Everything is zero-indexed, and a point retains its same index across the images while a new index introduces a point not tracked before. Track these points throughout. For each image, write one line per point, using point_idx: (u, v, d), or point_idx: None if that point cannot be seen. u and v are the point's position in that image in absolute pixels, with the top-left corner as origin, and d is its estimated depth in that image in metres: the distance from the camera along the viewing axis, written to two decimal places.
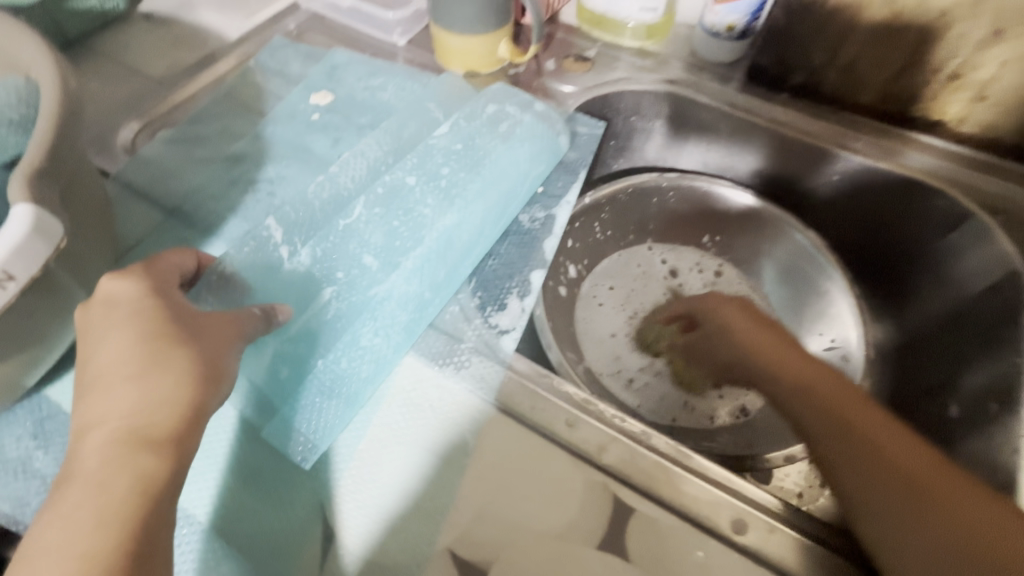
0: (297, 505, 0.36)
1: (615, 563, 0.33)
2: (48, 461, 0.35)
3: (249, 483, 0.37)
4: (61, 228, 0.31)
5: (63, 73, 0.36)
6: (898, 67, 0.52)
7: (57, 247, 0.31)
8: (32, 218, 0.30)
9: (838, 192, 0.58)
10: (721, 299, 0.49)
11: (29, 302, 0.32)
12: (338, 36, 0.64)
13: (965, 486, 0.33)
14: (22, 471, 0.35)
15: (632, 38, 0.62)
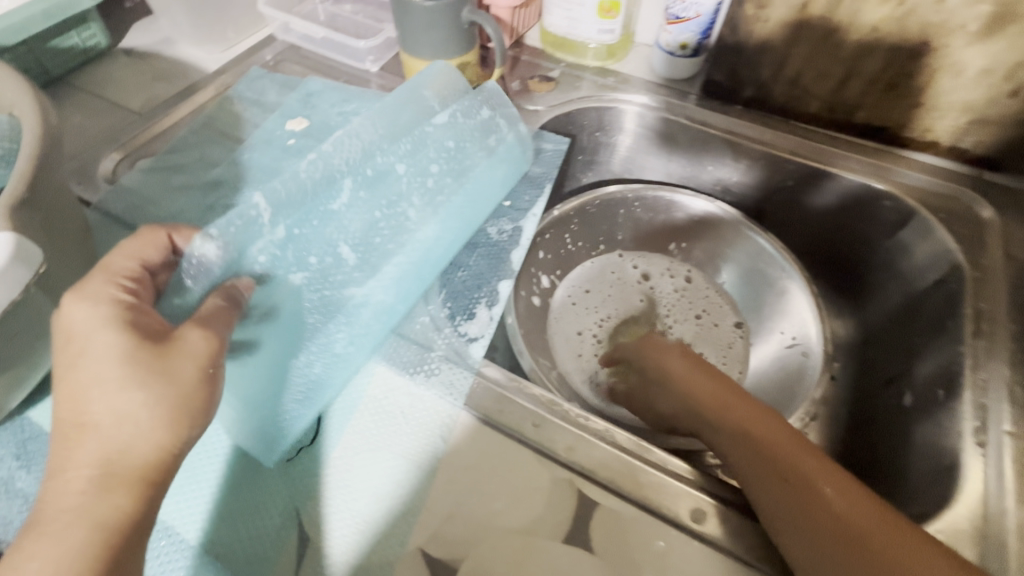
0: (261, 511, 0.36)
1: (582, 557, 0.34)
2: (31, 480, 0.36)
3: (224, 491, 0.37)
4: (41, 253, 0.32)
5: (45, 110, 0.38)
6: (839, 78, 0.55)
7: (37, 271, 0.32)
8: (12, 245, 0.31)
9: (795, 197, 0.61)
10: (663, 345, 0.48)
11: (14, 326, 0.34)
12: (314, 65, 0.68)
13: (906, 542, 0.30)
14: (4, 491, 0.36)
15: (594, 58, 0.66)
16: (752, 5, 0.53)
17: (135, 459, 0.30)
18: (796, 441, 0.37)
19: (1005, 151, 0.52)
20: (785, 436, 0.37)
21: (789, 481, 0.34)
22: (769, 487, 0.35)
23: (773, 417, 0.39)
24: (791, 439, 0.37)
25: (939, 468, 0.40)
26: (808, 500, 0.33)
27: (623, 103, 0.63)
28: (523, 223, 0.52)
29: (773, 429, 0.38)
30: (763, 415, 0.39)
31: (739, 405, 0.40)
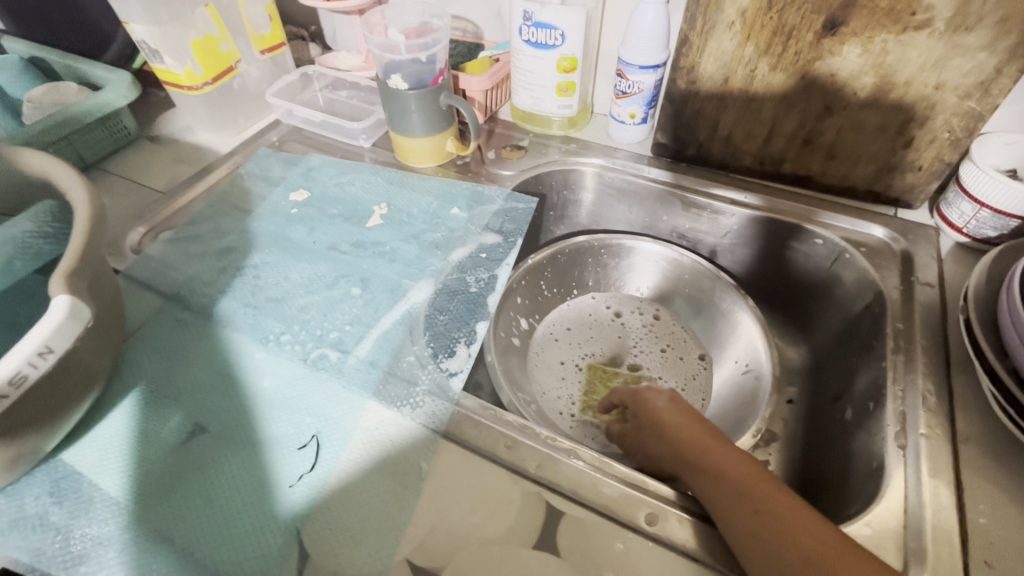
0: (266, 532, 0.40)
1: (549, 559, 0.38)
2: (63, 514, 0.41)
3: (231, 511, 0.41)
4: (88, 311, 0.38)
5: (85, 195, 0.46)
6: (765, 136, 0.64)
7: (84, 325, 0.38)
8: (68, 305, 0.37)
9: (741, 240, 0.69)
10: (654, 391, 0.50)
11: (64, 380, 0.40)
12: (314, 144, 0.77)
13: (864, 560, 0.34)
14: (39, 525, 0.40)
15: (559, 128, 0.76)
16: (684, 80, 0.64)
17: None
18: (767, 479, 0.40)
19: (910, 191, 0.61)
20: (758, 474, 0.40)
21: (761, 514, 0.37)
22: (745, 520, 0.37)
23: (746, 456, 0.42)
24: (761, 475, 0.40)
25: (872, 469, 0.46)
26: (779, 533, 0.36)
27: (584, 165, 0.72)
28: (500, 269, 0.59)
29: (747, 466, 0.41)
30: (738, 454, 0.42)
31: (714, 444, 0.44)
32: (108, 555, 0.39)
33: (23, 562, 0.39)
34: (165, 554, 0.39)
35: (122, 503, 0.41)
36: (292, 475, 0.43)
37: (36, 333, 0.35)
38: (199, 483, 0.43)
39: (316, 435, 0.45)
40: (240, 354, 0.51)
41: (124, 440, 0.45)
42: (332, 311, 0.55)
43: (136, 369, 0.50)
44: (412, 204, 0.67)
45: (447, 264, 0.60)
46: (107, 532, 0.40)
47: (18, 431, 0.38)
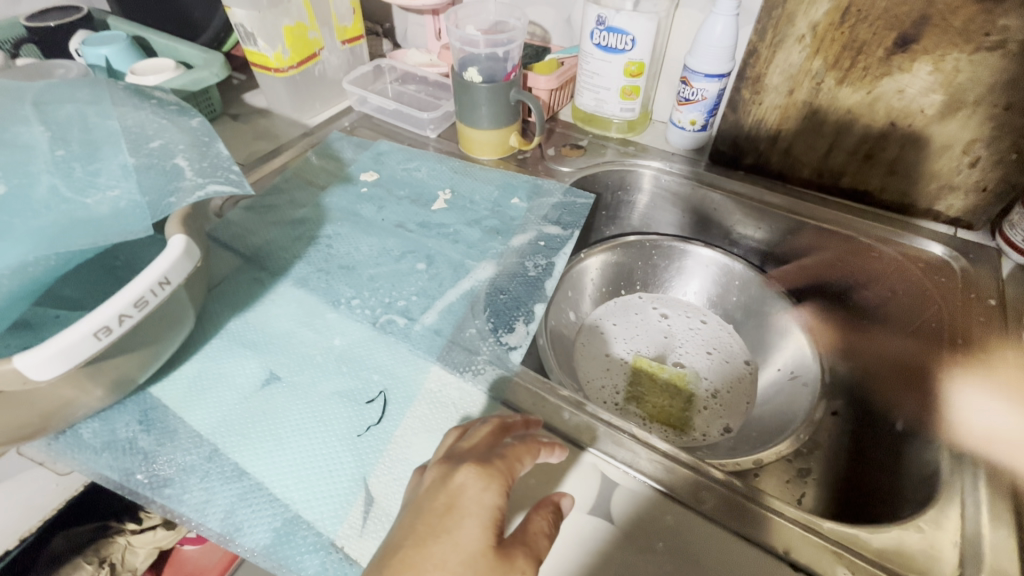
0: (334, 475, 0.43)
1: (603, 526, 0.40)
2: (150, 440, 0.44)
3: (303, 453, 0.44)
4: (199, 251, 0.42)
5: (189, 156, 0.50)
6: (825, 148, 0.65)
7: (195, 263, 0.41)
8: (183, 243, 0.41)
9: (792, 249, 0.70)
10: None
11: (160, 316, 0.43)
12: (383, 132, 0.82)
13: None
14: (129, 449, 0.44)
15: (617, 131, 0.78)
16: (748, 91, 0.66)
17: None
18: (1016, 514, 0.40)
19: (972, 212, 0.62)
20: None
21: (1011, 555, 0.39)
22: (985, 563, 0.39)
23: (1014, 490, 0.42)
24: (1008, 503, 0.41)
25: (927, 475, 0.46)
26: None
27: (642, 167, 0.74)
28: (558, 256, 0.62)
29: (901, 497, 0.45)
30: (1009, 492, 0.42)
31: None
32: (189, 482, 0.42)
33: (113, 480, 0.42)
34: (238, 488, 0.42)
35: (204, 436, 0.45)
36: (360, 426, 0.46)
37: (157, 266, 0.39)
38: (272, 426, 0.46)
39: (383, 392, 0.48)
40: (312, 314, 0.55)
41: (207, 382, 0.49)
42: (399, 282, 0.58)
43: (219, 321, 0.54)
44: (475, 192, 0.70)
45: (508, 250, 0.63)
46: (189, 461, 0.43)
47: (124, 355, 0.41)
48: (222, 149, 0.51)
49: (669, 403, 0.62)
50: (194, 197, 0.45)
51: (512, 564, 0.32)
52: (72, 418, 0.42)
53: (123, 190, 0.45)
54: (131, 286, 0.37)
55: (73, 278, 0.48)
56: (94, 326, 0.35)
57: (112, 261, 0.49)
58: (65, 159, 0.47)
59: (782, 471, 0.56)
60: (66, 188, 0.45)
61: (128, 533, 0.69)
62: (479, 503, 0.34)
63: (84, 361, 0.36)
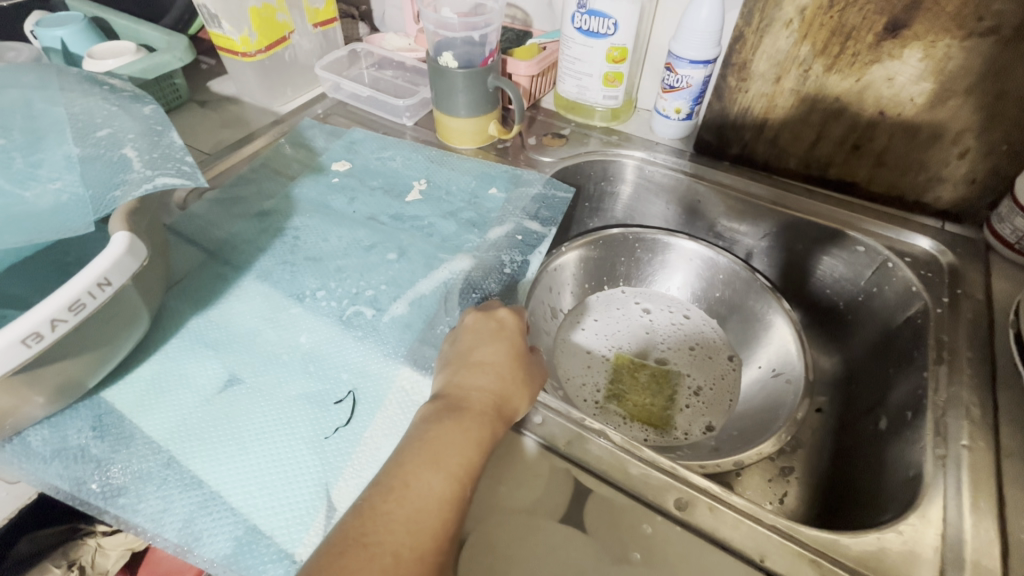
0: (299, 480, 0.41)
1: (575, 534, 0.38)
2: (104, 447, 0.42)
3: (268, 457, 0.42)
4: (145, 250, 0.39)
5: (139, 146, 0.46)
6: (812, 138, 0.63)
7: (141, 262, 0.39)
8: (127, 242, 0.38)
9: (773, 238, 0.68)
10: None
11: (106, 318, 0.40)
12: (358, 119, 0.78)
13: None
14: (81, 456, 0.42)
15: (600, 119, 0.76)
16: (734, 78, 0.64)
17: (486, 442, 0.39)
18: None
19: (961, 205, 0.60)
20: None
21: None
22: None
23: None
24: None
25: (909, 477, 0.45)
26: None
27: (625, 157, 0.72)
28: (536, 247, 0.60)
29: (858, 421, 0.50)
30: None
31: None
32: (144, 491, 0.40)
33: (63, 488, 0.40)
34: (197, 496, 0.40)
35: (162, 440, 0.43)
36: (326, 429, 0.44)
37: (97, 265, 0.36)
38: (235, 429, 0.44)
39: (352, 392, 0.46)
40: (277, 313, 0.52)
41: (166, 383, 0.46)
42: (369, 274, 0.56)
43: (178, 318, 0.51)
44: (452, 181, 0.68)
45: (485, 241, 0.61)
46: (144, 468, 0.41)
47: (68, 359, 0.39)
48: (176, 138, 0.48)
49: (651, 401, 0.61)
50: (142, 189, 0.42)
51: (537, 377, 0.46)
52: (14, 425, 0.40)
53: (64, 183, 0.42)
54: (65, 289, 0.34)
55: (19, 275, 0.45)
56: (23, 332, 0.32)
57: (62, 257, 0.47)
58: (6, 149, 0.44)
59: (764, 470, 0.57)
60: (5, 181, 0.42)
61: (98, 535, 0.67)
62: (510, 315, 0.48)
63: (17, 369, 0.34)
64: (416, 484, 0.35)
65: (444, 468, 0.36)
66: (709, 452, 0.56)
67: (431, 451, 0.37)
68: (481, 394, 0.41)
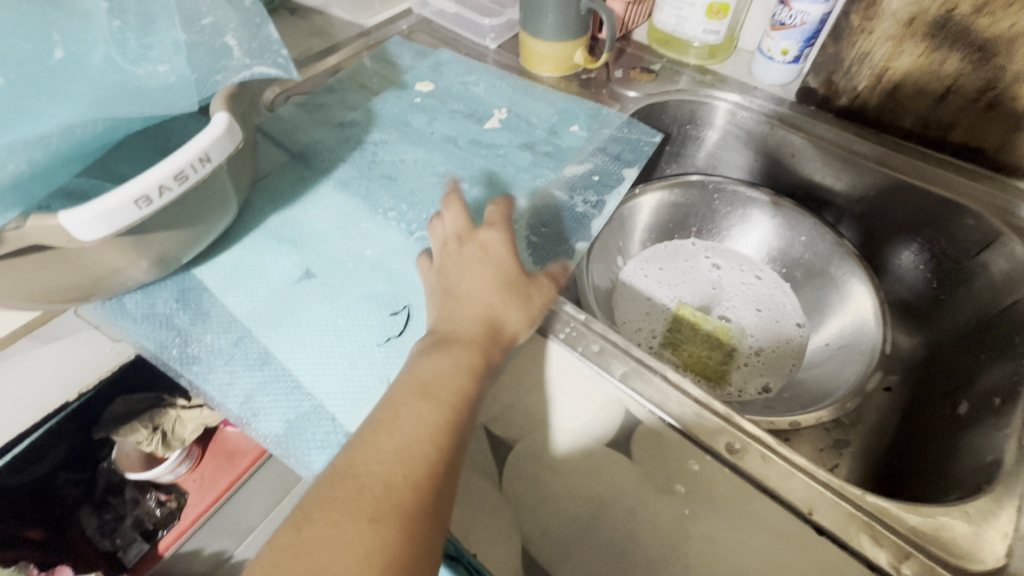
0: (351, 377, 0.43)
1: (620, 459, 0.39)
2: (185, 318, 0.46)
3: (325, 351, 0.45)
4: (241, 134, 0.41)
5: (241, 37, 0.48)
6: (939, 93, 0.56)
7: (237, 145, 0.40)
8: (226, 122, 0.40)
9: (871, 204, 0.62)
10: None
11: (199, 200, 0.42)
12: (441, 38, 0.77)
13: None
14: (165, 322, 0.46)
15: (695, 57, 0.71)
16: (859, 16, 0.57)
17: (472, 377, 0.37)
18: None
19: None
20: None
21: None
22: None
23: None
24: None
25: (986, 464, 0.42)
26: None
27: (717, 100, 0.67)
28: (611, 189, 0.58)
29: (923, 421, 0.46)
30: None
31: None
32: (215, 363, 0.44)
33: (148, 349, 0.44)
34: (260, 376, 0.43)
35: (234, 321, 0.46)
36: (381, 335, 0.46)
37: (199, 141, 0.38)
38: (298, 322, 0.46)
39: (408, 305, 0.48)
40: (351, 219, 0.54)
41: (241, 272, 0.50)
42: (439, 202, 0.56)
43: (261, 214, 0.54)
44: (533, 113, 0.66)
45: (559, 177, 0.59)
46: (217, 343, 0.45)
47: (166, 231, 0.42)
48: (273, 31, 0.50)
49: (708, 355, 0.59)
50: (240, 75, 0.45)
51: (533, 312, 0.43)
52: (119, 287, 0.44)
53: (172, 66, 0.44)
54: (171, 158, 0.36)
55: (127, 154, 0.48)
56: (135, 194, 0.35)
57: (165, 142, 0.50)
58: (121, 29, 0.45)
59: (816, 440, 0.54)
60: (121, 60, 0.44)
61: (178, 407, 0.75)
62: (500, 251, 0.46)
63: (127, 229, 0.37)
64: (405, 414, 0.34)
65: (433, 400, 0.35)
66: (763, 411, 0.55)
67: (422, 384, 0.36)
68: (466, 319, 0.41)
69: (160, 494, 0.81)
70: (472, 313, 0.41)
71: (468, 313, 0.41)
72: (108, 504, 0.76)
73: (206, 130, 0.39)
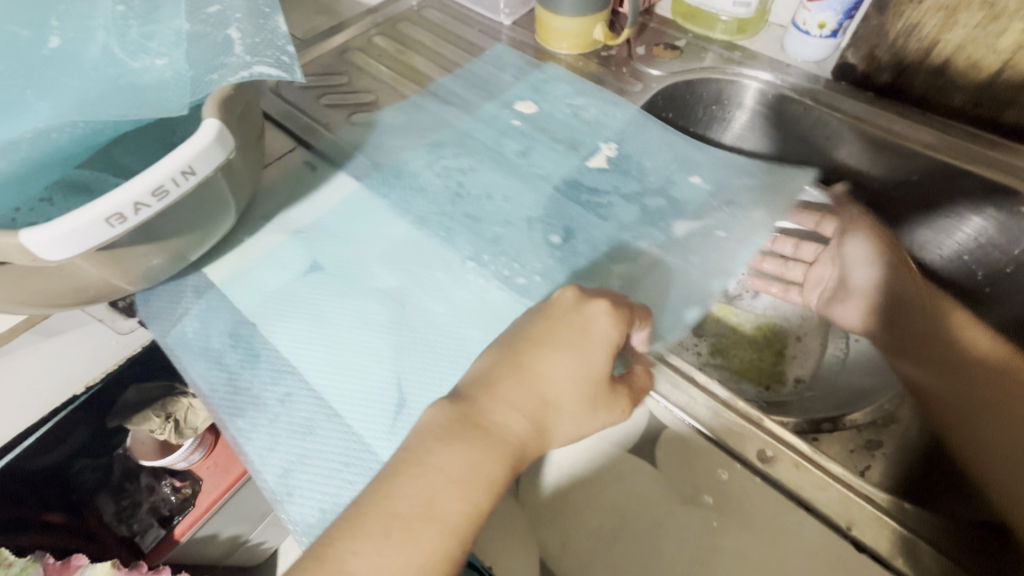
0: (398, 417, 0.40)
1: (643, 466, 0.37)
2: (236, 357, 0.43)
3: (364, 389, 0.41)
4: (232, 143, 0.37)
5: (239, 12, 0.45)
6: (995, 68, 0.51)
7: (228, 155, 0.37)
8: (215, 129, 0.36)
9: (910, 191, 0.59)
10: (852, 213, 0.60)
11: (195, 197, 0.40)
12: (452, 13, 0.73)
13: None
14: (212, 360, 0.43)
15: (723, 32, 0.66)
16: None
17: (480, 480, 0.33)
18: None
19: None
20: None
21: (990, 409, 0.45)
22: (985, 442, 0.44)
23: None
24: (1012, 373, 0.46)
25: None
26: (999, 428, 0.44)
27: (747, 78, 0.63)
28: (688, 249, 0.52)
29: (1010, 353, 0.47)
30: None
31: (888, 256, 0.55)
32: (260, 417, 0.40)
33: (202, 391, 0.42)
34: (308, 425, 0.40)
35: (279, 362, 0.43)
36: (429, 367, 0.42)
37: (182, 152, 0.34)
38: (330, 336, 0.44)
39: (451, 330, 0.45)
40: (362, 209, 0.52)
41: (288, 311, 0.45)
42: (526, 253, 0.50)
43: (268, 202, 0.52)
44: (648, 154, 0.57)
45: (671, 244, 0.52)
46: (260, 395, 0.41)
47: (161, 234, 0.39)
48: (280, 23, 0.44)
49: (759, 357, 0.60)
50: (237, 76, 0.39)
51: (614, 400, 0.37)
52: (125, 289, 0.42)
53: (170, 60, 0.41)
54: (149, 172, 0.33)
55: (131, 145, 0.46)
56: (107, 211, 0.32)
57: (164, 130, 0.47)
58: (125, 15, 0.43)
59: (845, 439, 0.48)
60: (118, 49, 0.42)
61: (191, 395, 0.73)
62: (603, 333, 0.38)
63: (102, 245, 0.34)
64: (379, 553, 0.30)
65: (439, 527, 0.31)
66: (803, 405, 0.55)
67: (424, 499, 0.32)
68: (519, 417, 0.35)
69: (174, 480, 0.78)
70: (523, 406, 0.36)
71: (519, 406, 0.35)
72: (125, 491, 0.75)
73: (190, 141, 0.35)
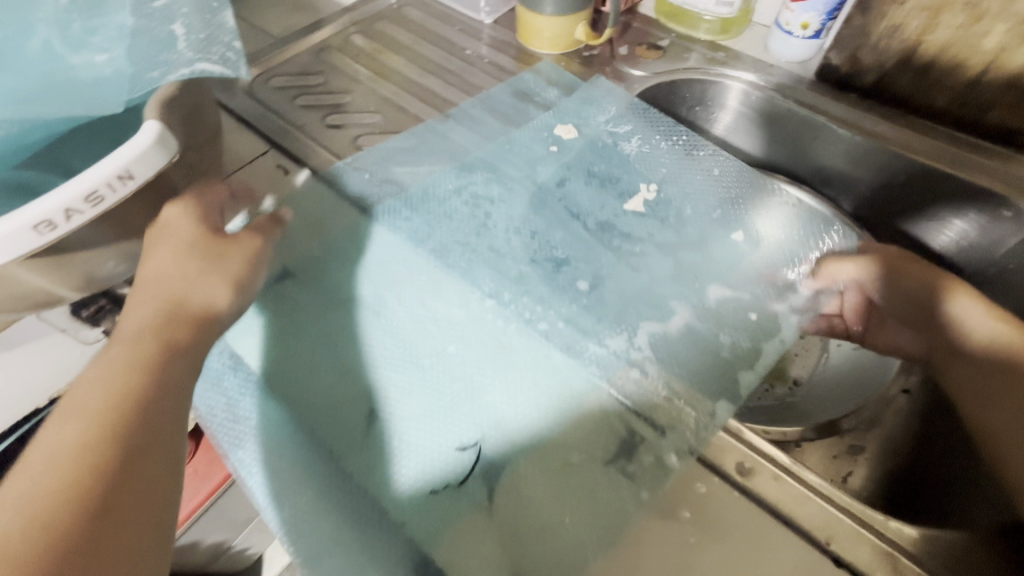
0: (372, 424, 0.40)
1: (619, 480, 0.37)
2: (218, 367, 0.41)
3: (339, 397, 0.41)
4: (176, 146, 0.35)
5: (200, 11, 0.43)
6: (978, 70, 0.51)
7: (171, 159, 0.35)
8: (156, 132, 0.34)
9: (892, 194, 0.58)
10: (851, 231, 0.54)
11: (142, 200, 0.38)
12: (433, 12, 0.71)
13: None
14: None
15: (706, 32, 0.66)
16: None
17: (121, 380, 0.33)
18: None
19: None
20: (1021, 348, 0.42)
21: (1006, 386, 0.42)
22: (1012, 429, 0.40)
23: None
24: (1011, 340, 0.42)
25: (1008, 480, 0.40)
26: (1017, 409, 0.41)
27: (731, 78, 0.62)
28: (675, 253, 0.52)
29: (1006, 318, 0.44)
30: None
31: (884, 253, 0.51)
32: (240, 429, 0.39)
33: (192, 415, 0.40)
34: (291, 438, 0.39)
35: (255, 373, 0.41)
36: (399, 370, 0.42)
37: (120, 156, 0.33)
38: (304, 344, 0.44)
39: (426, 334, 0.45)
40: (334, 213, 0.50)
41: (299, 339, 0.44)
42: (507, 261, 0.49)
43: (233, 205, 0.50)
44: (645, 163, 0.57)
45: (704, 306, 0.48)
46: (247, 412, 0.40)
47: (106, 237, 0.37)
48: (227, 17, 0.42)
49: None
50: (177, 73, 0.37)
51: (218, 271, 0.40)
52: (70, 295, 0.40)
53: (110, 56, 0.42)
54: (82, 176, 0.32)
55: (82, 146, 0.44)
56: (34, 218, 0.30)
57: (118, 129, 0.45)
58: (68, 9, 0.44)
59: (828, 445, 0.46)
60: (60, 46, 0.44)
61: None
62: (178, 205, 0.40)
63: (36, 252, 0.33)
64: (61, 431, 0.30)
65: (80, 421, 0.30)
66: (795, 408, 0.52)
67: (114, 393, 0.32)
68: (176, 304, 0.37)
69: None
70: (153, 299, 0.37)
71: (150, 297, 0.37)
72: None
73: (129, 145, 0.33)
